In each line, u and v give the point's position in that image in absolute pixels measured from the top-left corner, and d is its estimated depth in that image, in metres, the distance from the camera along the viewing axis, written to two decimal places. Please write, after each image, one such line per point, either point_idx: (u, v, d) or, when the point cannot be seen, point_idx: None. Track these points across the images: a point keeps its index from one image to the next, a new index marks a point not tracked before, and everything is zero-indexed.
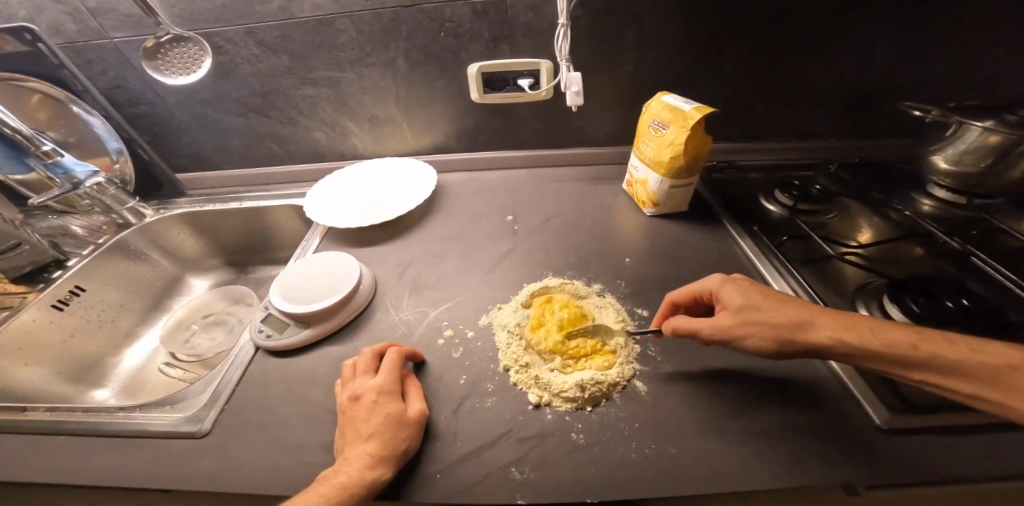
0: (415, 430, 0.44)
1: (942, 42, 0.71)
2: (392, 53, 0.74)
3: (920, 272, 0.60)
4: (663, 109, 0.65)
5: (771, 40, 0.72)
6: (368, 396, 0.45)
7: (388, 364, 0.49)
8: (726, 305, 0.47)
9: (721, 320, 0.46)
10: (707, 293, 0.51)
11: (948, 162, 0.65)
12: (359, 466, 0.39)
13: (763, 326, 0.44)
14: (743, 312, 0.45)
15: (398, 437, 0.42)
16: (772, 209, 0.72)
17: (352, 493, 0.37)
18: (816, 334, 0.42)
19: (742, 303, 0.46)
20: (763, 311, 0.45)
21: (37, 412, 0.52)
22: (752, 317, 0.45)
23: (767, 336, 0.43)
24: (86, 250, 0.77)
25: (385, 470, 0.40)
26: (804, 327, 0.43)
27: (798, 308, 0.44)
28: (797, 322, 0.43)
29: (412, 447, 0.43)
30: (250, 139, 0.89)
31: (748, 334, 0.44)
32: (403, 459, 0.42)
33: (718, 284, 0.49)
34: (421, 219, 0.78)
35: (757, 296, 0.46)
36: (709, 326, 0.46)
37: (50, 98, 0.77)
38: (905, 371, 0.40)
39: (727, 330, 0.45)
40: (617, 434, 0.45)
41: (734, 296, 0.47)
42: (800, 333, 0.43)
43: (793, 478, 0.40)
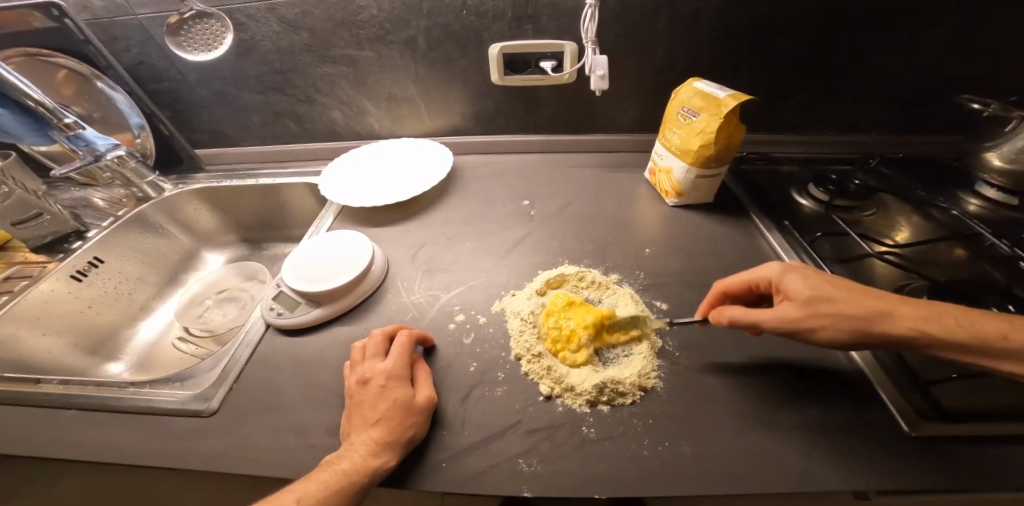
0: (422, 417, 0.43)
1: (1001, 31, 0.66)
2: (413, 32, 0.73)
3: (963, 275, 0.55)
4: (693, 96, 0.61)
5: (813, 27, 0.67)
6: (377, 381, 0.44)
7: (398, 348, 0.47)
8: (791, 295, 0.42)
9: (789, 312, 0.42)
10: (764, 282, 0.46)
11: (1001, 159, 0.61)
12: (364, 453, 0.38)
13: (838, 319, 0.40)
14: (815, 303, 0.41)
15: (405, 424, 0.41)
16: (804, 204, 0.68)
17: (356, 480, 0.36)
18: (899, 325, 0.39)
19: (811, 293, 0.41)
20: (837, 302, 0.40)
21: (51, 385, 0.53)
22: (826, 309, 0.40)
23: (843, 329, 0.39)
24: (105, 222, 0.78)
25: (391, 457, 0.39)
26: (883, 319, 0.39)
27: (874, 297, 0.40)
28: (875, 313, 0.39)
29: (420, 435, 0.42)
30: (267, 117, 0.88)
31: (820, 326, 0.40)
32: (410, 446, 0.41)
33: (779, 272, 0.45)
34: (436, 202, 0.76)
35: (826, 285, 0.42)
36: (776, 319, 0.42)
37: (77, 74, 0.77)
38: (991, 362, 0.38)
39: (796, 323, 0.41)
40: (631, 431, 0.43)
41: (800, 285, 0.42)
42: (883, 324, 0.39)
43: (815, 484, 0.38)
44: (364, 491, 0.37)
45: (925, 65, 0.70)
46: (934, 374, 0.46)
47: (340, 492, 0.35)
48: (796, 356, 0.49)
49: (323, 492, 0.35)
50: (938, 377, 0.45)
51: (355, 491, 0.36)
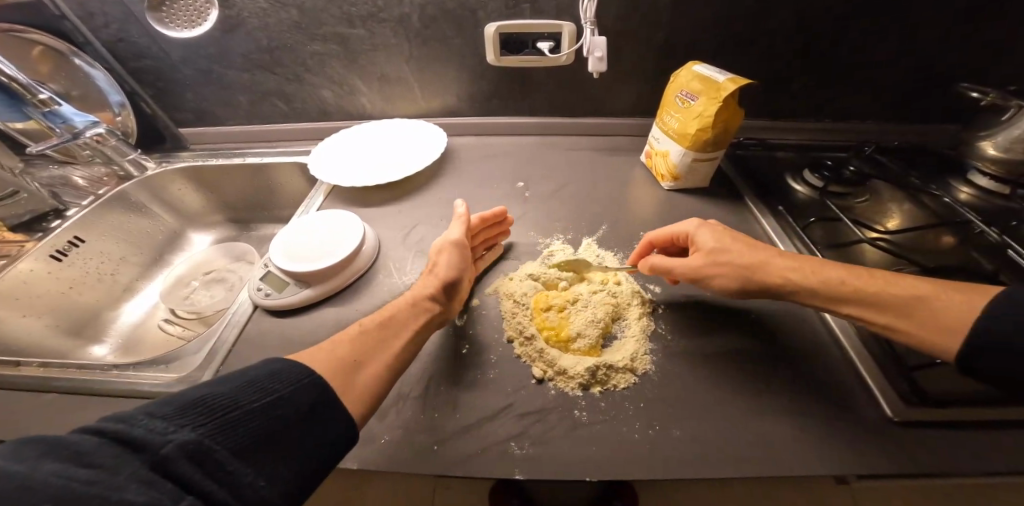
0: (456, 254, 0.52)
1: (998, 20, 0.66)
2: (406, 9, 0.70)
3: (952, 263, 0.56)
4: (693, 79, 0.60)
5: (812, 15, 0.67)
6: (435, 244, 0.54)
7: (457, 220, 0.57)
8: (700, 247, 0.49)
9: (692, 263, 0.48)
10: (683, 236, 0.52)
11: (996, 148, 0.61)
12: (417, 292, 0.48)
13: (730, 266, 0.46)
14: (714, 253, 0.47)
15: (442, 266, 0.50)
16: (798, 190, 0.68)
17: (408, 312, 0.45)
18: (767, 273, 0.45)
19: (714, 245, 0.48)
20: (732, 252, 0.47)
21: (31, 368, 0.51)
22: (723, 258, 0.47)
23: (733, 275, 0.46)
24: (85, 201, 0.75)
25: (438, 290, 0.48)
26: (760, 267, 0.45)
27: (759, 250, 0.47)
28: (756, 262, 0.45)
29: (456, 274, 0.50)
30: (256, 96, 0.85)
31: (715, 274, 0.47)
32: (450, 282, 0.49)
33: (694, 227, 0.51)
34: (429, 183, 0.75)
35: (728, 239, 0.48)
36: (684, 268, 0.49)
37: (52, 50, 0.74)
38: (835, 307, 0.42)
39: (698, 269, 0.48)
40: (622, 414, 0.43)
41: (707, 238, 0.48)
42: (760, 272, 0.45)
43: (802, 466, 0.38)
44: (417, 323, 0.45)
45: (921, 54, 0.70)
46: (920, 358, 0.46)
47: (394, 320, 0.44)
48: (785, 341, 0.49)
49: (379, 319, 0.44)
50: (923, 363, 0.46)
51: (413, 316, 0.45)
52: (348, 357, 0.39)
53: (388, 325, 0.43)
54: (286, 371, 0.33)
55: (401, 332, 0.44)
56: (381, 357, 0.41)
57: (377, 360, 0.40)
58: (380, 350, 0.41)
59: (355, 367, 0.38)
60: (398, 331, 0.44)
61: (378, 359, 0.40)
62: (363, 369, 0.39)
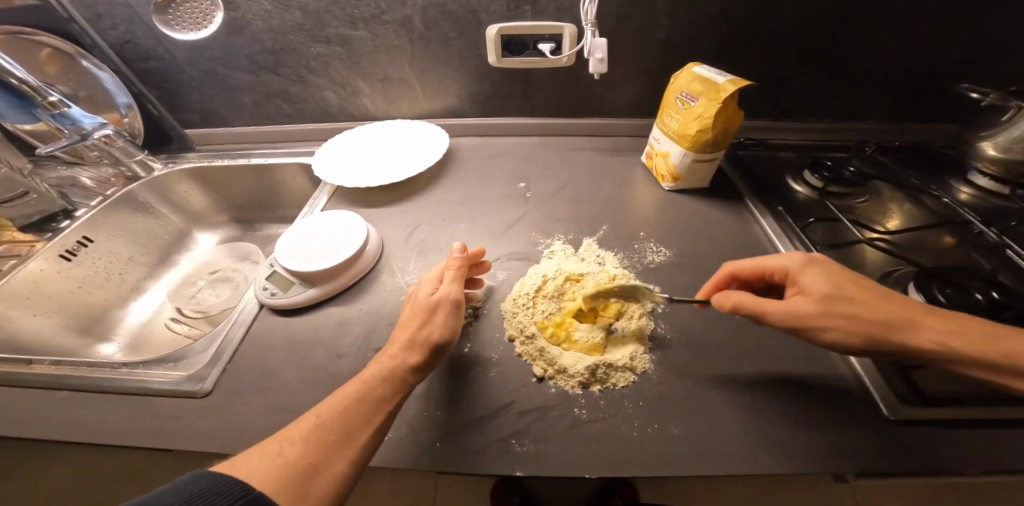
0: (454, 315, 0.44)
1: (998, 20, 0.66)
2: (408, 11, 0.71)
3: (951, 263, 0.56)
4: (693, 80, 0.61)
5: (814, 15, 0.67)
6: (424, 292, 0.47)
7: (451, 264, 0.49)
8: (807, 290, 0.41)
9: (800, 307, 0.40)
10: (779, 273, 0.45)
11: (996, 149, 0.61)
12: (397, 361, 0.41)
13: (853, 319, 0.38)
14: (830, 301, 0.39)
15: (433, 328, 0.43)
16: (798, 190, 0.69)
17: (380, 390, 0.39)
18: (918, 335, 0.38)
19: (829, 290, 0.40)
20: (856, 302, 0.39)
21: (43, 366, 0.52)
22: (841, 308, 0.39)
23: (857, 330, 0.38)
24: (93, 202, 0.76)
25: (422, 363, 0.41)
26: (908, 326, 0.38)
27: (895, 303, 0.39)
28: (903, 319, 0.38)
29: (449, 338, 0.43)
30: (259, 97, 0.86)
31: (831, 326, 0.39)
32: (438, 350, 0.42)
33: (798, 266, 0.43)
34: (432, 183, 0.76)
35: (846, 285, 0.40)
36: (784, 313, 0.40)
37: (61, 53, 0.75)
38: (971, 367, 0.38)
39: (809, 319, 0.39)
40: (621, 412, 0.44)
41: (819, 282, 0.41)
42: (906, 332, 0.38)
43: (796, 464, 0.39)
44: (390, 402, 0.38)
45: (921, 54, 0.71)
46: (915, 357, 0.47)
47: (362, 403, 0.37)
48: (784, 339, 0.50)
49: (343, 403, 0.37)
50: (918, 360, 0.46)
51: (387, 396, 0.39)
52: (301, 460, 0.33)
53: (355, 408, 0.37)
54: (221, 486, 0.29)
55: (373, 416, 0.37)
56: (344, 453, 0.34)
57: (340, 456, 0.34)
58: (341, 444, 0.34)
59: (312, 472, 0.32)
60: (369, 415, 0.37)
61: (342, 456, 0.34)
62: (321, 473, 0.33)
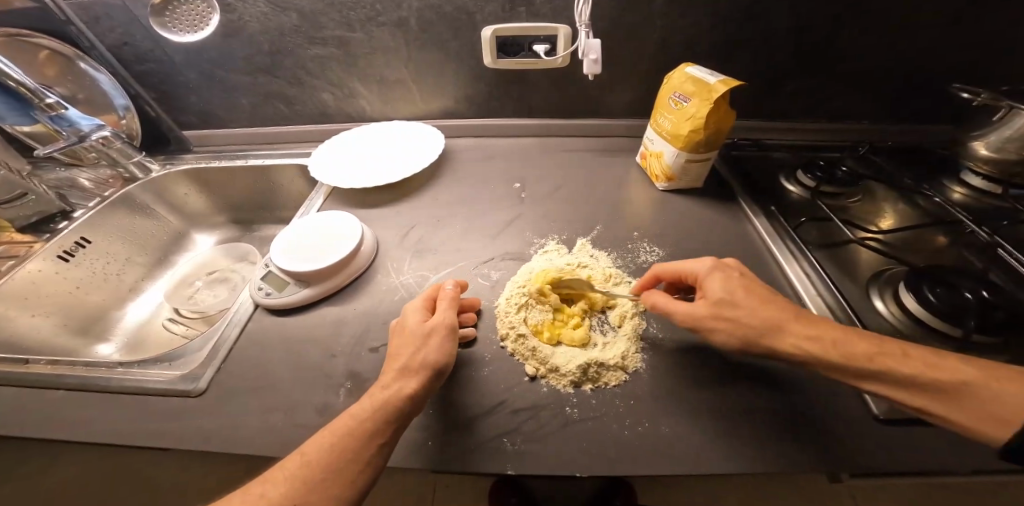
0: (449, 342, 0.43)
1: (990, 20, 0.66)
2: (404, 13, 0.71)
3: (943, 263, 0.56)
4: (686, 81, 0.61)
5: (807, 16, 0.67)
6: (419, 319, 0.45)
7: (446, 296, 0.48)
8: (706, 293, 0.44)
9: (696, 310, 0.43)
10: (692, 277, 0.47)
11: (988, 149, 0.62)
12: (390, 391, 0.39)
13: (733, 323, 0.41)
14: (720, 305, 0.42)
15: (427, 352, 0.42)
16: (792, 190, 0.69)
17: (370, 424, 0.37)
18: (781, 340, 0.39)
19: (722, 295, 0.42)
20: (741, 308, 0.41)
21: (40, 365, 0.53)
22: (727, 312, 0.42)
23: (734, 335, 0.41)
24: (91, 203, 0.77)
25: (416, 391, 0.39)
26: (773, 331, 0.40)
27: (773, 308, 0.41)
28: (768, 323, 0.40)
29: (445, 360, 0.42)
30: (256, 98, 0.86)
31: (714, 328, 0.42)
32: (434, 375, 0.41)
33: (705, 270, 0.46)
34: (428, 184, 0.76)
35: (740, 291, 0.43)
36: (683, 314, 0.43)
37: (60, 54, 0.76)
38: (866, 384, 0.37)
39: (699, 320, 0.42)
40: (612, 411, 0.44)
41: (716, 287, 0.43)
42: (768, 336, 0.40)
43: (786, 461, 0.39)
44: (381, 434, 0.37)
45: (915, 53, 0.71)
46: None
47: (351, 439, 0.36)
48: None
49: (331, 441, 0.36)
50: None
51: (380, 428, 0.37)
52: (286, 502, 0.33)
53: (342, 447, 0.36)
54: None
55: (365, 453, 0.36)
56: (332, 491, 0.34)
57: (326, 497, 0.34)
58: (328, 483, 0.34)
59: None
60: (358, 451, 0.36)
61: (329, 495, 0.34)
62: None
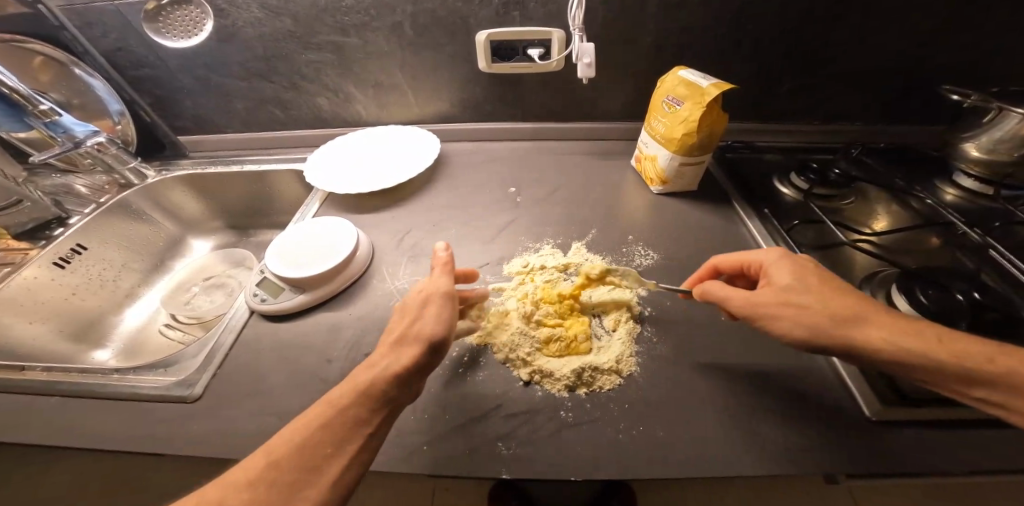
0: (446, 307, 0.43)
1: (980, 22, 0.67)
2: (398, 18, 0.72)
3: (936, 264, 0.56)
4: (679, 84, 0.61)
5: (797, 19, 0.68)
6: (418, 294, 0.45)
7: (441, 265, 0.48)
8: (773, 281, 0.43)
9: (760, 297, 0.42)
10: (756, 266, 0.47)
11: (980, 150, 0.62)
12: (379, 367, 0.38)
13: (801, 311, 0.40)
14: (787, 292, 0.41)
15: (425, 323, 0.42)
16: (785, 193, 0.69)
17: (355, 411, 0.36)
18: (864, 331, 0.37)
19: (790, 282, 0.42)
20: (812, 294, 0.41)
21: (36, 372, 0.53)
22: (797, 298, 0.41)
23: (801, 323, 0.39)
24: (87, 209, 0.77)
25: (410, 363, 0.39)
26: (853, 321, 0.38)
27: (848, 298, 0.40)
28: (848, 312, 0.39)
29: (443, 332, 0.41)
30: (252, 103, 0.86)
31: (778, 317, 0.40)
32: (427, 347, 0.40)
33: (773, 259, 0.45)
34: (423, 189, 0.76)
35: (811, 279, 0.42)
36: (744, 301, 0.43)
37: (52, 60, 0.75)
38: (944, 381, 0.35)
39: (763, 307, 0.41)
40: (607, 414, 0.44)
41: (784, 274, 0.43)
42: (844, 325, 0.38)
43: (781, 464, 0.39)
44: (366, 424, 0.35)
45: (906, 55, 0.71)
46: None
47: (329, 424, 0.34)
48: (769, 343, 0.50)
49: (309, 428, 0.34)
50: None
51: (363, 411, 0.36)
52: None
53: (323, 434, 0.34)
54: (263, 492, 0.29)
55: (345, 443, 0.34)
56: (315, 483, 0.32)
57: (321, 480, 0.32)
58: (314, 475, 0.32)
59: None
60: (341, 441, 0.34)
61: (313, 489, 0.31)
62: None
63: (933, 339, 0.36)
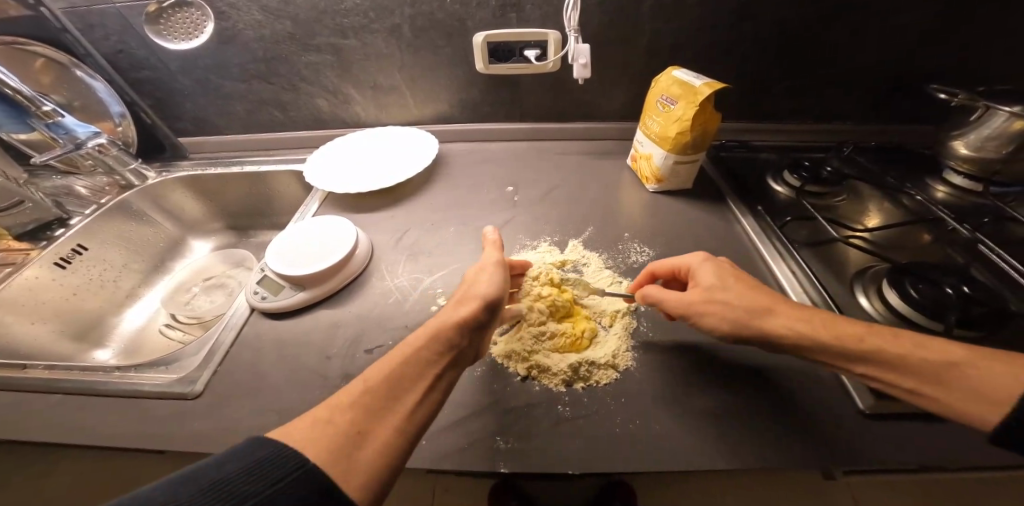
0: (498, 278, 0.46)
1: (970, 21, 0.68)
2: (396, 20, 0.73)
3: (927, 259, 0.57)
4: (673, 84, 0.62)
5: (789, 20, 0.69)
6: (480, 264, 0.49)
7: (491, 242, 0.52)
8: (699, 282, 0.47)
9: (689, 297, 0.46)
10: (686, 270, 0.50)
11: (968, 148, 0.63)
12: (443, 320, 0.41)
13: (723, 308, 0.44)
14: (710, 291, 0.45)
15: (481, 286, 0.45)
16: (778, 191, 0.70)
17: (427, 351, 0.38)
18: (771, 322, 0.42)
19: (712, 282, 0.46)
20: (729, 291, 0.45)
21: (37, 370, 0.53)
22: (717, 296, 0.45)
23: (725, 317, 0.43)
24: (88, 210, 0.77)
25: (468, 316, 0.41)
26: (760, 313, 0.42)
27: (758, 294, 0.44)
28: (755, 305, 0.43)
29: (497, 292, 0.44)
30: (251, 105, 0.87)
31: (709, 312, 0.44)
32: (489, 304, 0.43)
33: (697, 262, 0.49)
34: (421, 189, 0.77)
35: (730, 278, 0.46)
36: (677, 302, 0.46)
37: (54, 62, 0.76)
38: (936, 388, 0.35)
39: (692, 306, 0.45)
40: (603, 408, 0.45)
41: (706, 275, 0.47)
42: (754, 316, 0.42)
43: (774, 456, 0.40)
44: (417, 385, 0.36)
45: (897, 55, 0.73)
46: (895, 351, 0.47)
47: (408, 364, 0.37)
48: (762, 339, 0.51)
49: (389, 367, 0.36)
50: None
51: (433, 357, 0.38)
52: (348, 430, 0.31)
53: (401, 372, 0.36)
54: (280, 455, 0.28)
55: (410, 394, 0.35)
56: (390, 419, 0.33)
57: (396, 414, 0.34)
58: (389, 410, 0.34)
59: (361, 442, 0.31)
60: (419, 380, 0.37)
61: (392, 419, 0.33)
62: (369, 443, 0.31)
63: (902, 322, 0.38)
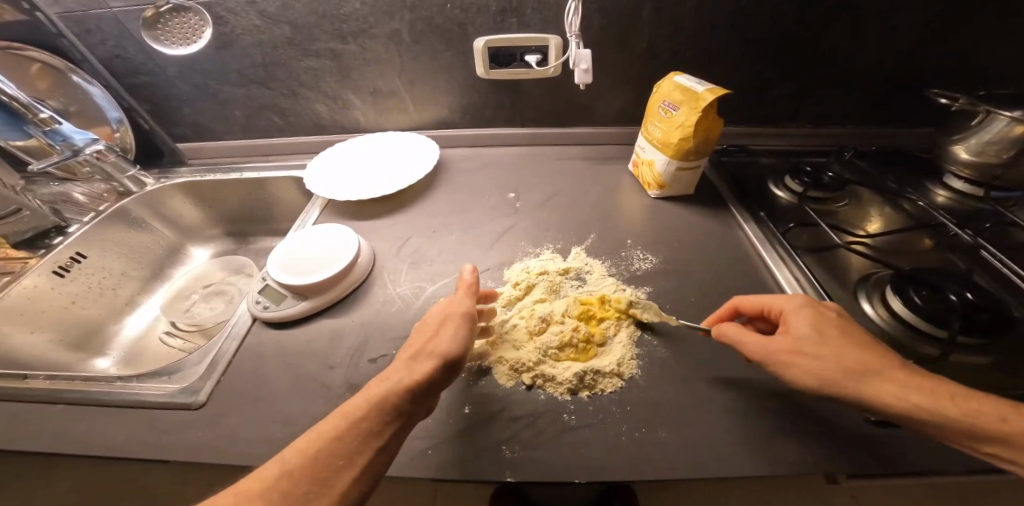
0: (463, 327, 0.43)
1: (970, 25, 0.68)
2: (397, 25, 0.72)
3: (929, 265, 0.58)
4: (675, 89, 0.62)
5: (791, 23, 0.69)
6: (444, 311, 0.45)
7: (464, 285, 0.48)
8: (790, 329, 0.42)
9: (776, 344, 0.41)
10: (777, 312, 0.45)
11: (969, 152, 0.63)
12: (389, 384, 0.38)
13: (816, 363, 0.38)
14: (803, 342, 0.40)
15: (441, 341, 0.42)
16: (780, 196, 0.70)
17: (367, 423, 0.36)
18: (872, 388, 0.36)
19: (809, 332, 0.40)
20: (829, 347, 0.39)
21: (38, 380, 0.53)
22: (812, 350, 0.39)
23: (813, 374, 0.38)
24: (86, 217, 0.76)
25: (422, 377, 0.39)
26: (863, 377, 0.37)
27: (866, 355, 0.38)
28: (855, 368, 0.37)
29: (458, 350, 0.41)
30: (250, 111, 0.87)
31: (794, 364, 0.39)
32: (445, 363, 0.40)
33: (792, 307, 0.43)
34: (422, 195, 0.77)
35: (830, 331, 0.40)
36: (759, 347, 0.42)
37: (50, 67, 0.75)
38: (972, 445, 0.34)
39: (775, 354, 0.41)
40: (608, 417, 0.45)
41: (802, 324, 0.41)
42: None
43: (780, 463, 0.40)
44: (379, 436, 0.36)
45: (897, 59, 0.73)
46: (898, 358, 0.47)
47: (342, 439, 0.35)
48: None
49: (331, 435, 0.35)
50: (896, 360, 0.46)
51: (373, 429, 0.36)
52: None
53: (326, 452, 0.34)
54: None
55: (351, 459, 0.35)
56: (319, 501, 0.32)
57: (330, 490, 0.33)
58: (319, 490, 0.33)
59: None
60: (353, 453, 0.35)
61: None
62: None
63: (874, 379, 0.36)
